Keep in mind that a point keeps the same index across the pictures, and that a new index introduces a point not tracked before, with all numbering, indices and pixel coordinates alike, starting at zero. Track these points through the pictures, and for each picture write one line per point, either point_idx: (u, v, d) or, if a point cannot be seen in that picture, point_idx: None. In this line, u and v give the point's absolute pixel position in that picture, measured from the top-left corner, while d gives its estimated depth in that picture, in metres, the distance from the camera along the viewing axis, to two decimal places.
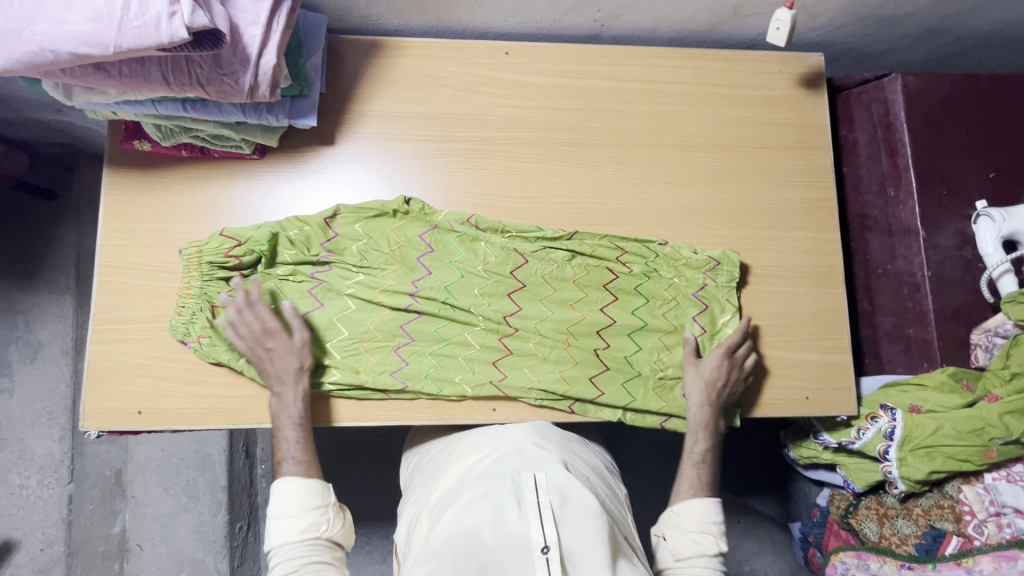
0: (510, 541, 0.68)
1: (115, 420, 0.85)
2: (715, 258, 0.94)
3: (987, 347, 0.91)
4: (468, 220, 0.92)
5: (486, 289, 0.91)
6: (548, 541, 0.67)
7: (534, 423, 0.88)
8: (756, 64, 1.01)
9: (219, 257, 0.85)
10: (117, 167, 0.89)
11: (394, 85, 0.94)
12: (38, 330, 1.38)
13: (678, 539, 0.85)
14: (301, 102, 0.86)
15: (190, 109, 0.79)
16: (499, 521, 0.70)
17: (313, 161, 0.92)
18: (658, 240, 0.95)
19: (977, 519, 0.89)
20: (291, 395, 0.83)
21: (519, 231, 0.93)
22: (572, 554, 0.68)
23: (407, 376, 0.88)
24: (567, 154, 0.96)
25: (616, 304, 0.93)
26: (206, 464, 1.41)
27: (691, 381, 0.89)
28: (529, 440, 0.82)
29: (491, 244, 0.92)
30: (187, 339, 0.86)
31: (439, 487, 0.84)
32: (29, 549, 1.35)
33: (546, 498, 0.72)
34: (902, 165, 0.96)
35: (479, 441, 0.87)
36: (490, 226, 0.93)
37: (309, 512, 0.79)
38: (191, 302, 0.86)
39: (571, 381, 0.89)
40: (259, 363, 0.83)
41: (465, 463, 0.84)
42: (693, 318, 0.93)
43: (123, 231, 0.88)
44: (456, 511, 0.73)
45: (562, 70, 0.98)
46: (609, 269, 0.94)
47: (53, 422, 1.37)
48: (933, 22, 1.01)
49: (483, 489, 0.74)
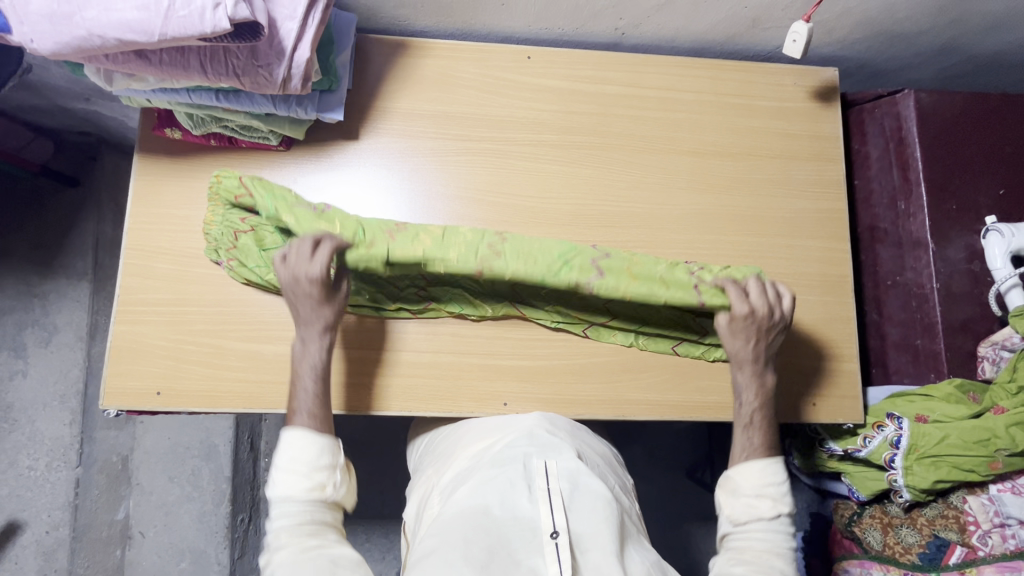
0: (519, 524, 0.70)
1: (134, 399, 0.87)
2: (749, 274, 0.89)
3: (994, 360, 0.91)
4: (476, 260, 0.82)
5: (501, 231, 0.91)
6: (557, 526, 0.69)
7: (547, 412, 0.90)
8: (773, 76, 1.03)
9: (231, 191, 0.87)
10: (148, 153, 0.92)
11: (417, 84, 0.97)
12: (55, 314, 1.40)
13: (735, 504, 0.81)
14: (329, 96, 0.88)
15: (224, 99, 0.82)
16: (508, 503, 0.72)
17: (337, 156, 0.94)
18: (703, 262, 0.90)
19: (981, 530, 0.90)
20: (312, 338, 0.83)
21: (530, 277, 0.82)
22: (581, 539, 0.69)
23: (433, 296, 0.91)
24: (585, 157, 0.98)
25: (614, 250, 0.86)
26: (211, 454, 1.42)
27: (729, 342, 0.87)
28: (542, 427, 0.84)
29: (494, 245, 0.83)
30: (221, 260, 0.89)
31: (450, 469, 0.85)
32: (34, 530, 1.36)
33: (557, 486, 0.74)
34: (913, 179, 0.98)
35: (490, 427, 0.87)
36: (494, 257, 0.82)
37: (316, 470, 0.77)
38: (214, 228, 0.89)
39: (588, 304, 0.92)
40: (292, 301, 0.82)
41: (476, 446, 0.85)
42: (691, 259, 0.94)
43: (151, 216, 0.91)
44: (468, 491, 0.75)
45: (582, 76, 1.00)
46: (621, 262, 0.85)
47: (65, 405, 1.39)
48: (947, 42, 1.04)
49: (495, 471, 0.76)
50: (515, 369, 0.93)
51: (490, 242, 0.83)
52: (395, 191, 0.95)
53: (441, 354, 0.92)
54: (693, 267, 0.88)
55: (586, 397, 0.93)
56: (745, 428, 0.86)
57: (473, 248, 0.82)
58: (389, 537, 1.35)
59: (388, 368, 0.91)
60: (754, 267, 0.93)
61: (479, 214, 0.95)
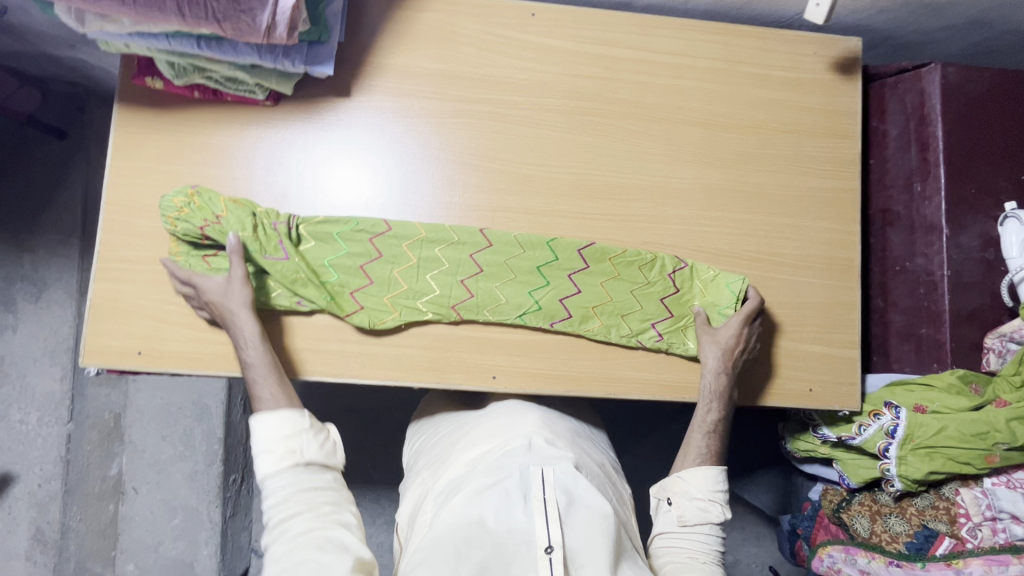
0: (514, 537, 0.71)
1: (115, 358, 0.85)
2: (722, 288, 0.93)
3: (1000, 352, 0.89)
4: (450, 307, 0.88)
5: (489, 257, 0.90)
6: (552, 541, 0.70)
7: (545, 415, 0.91)
8: (791, 44, 0.97)
9: (194, 232, 0.84)
10: (128, 103, 0.88)
11: (413, 39, 0.91)
12: (44, 270, 1.38)
13: (689, 505, 0.86)
14: (319, 49, 0.83)
15: (205, 47, 0.77)
16: (504, 514, 0.73)
17: (325, 117, 0.90)
18: (672, 291, 0.93)
19: (971, 522, 0.88)
20: (246, 322, 0.81)
21: (500, 319, 0.89)
22: (575, 555, 0.71)
23: (399, 301, 0.88)
24: (588, 124, 0.94)
25: (588, 281, 0.91)
26: (203, 415, 1.42)
27: (707, 350, 0.89)
28: (540, 435, 0.84)
29: (468, 287, 0.89)
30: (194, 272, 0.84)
31: (444, 473, 0.86)
32: (27, 483, 1.38)
33: (553, 496, 0.75)
34: (932, 160, 0.93)
35: (486, 431, 0.88)
36: (466, 301, 0.89)
37: (287, 442, 0.79)
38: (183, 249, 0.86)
39: (573, 309, 0.90)
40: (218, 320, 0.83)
41: (472, 452, 0.85)
42: (670, 275, 0.92)
43: (132, 170, 0.87)
44: (463, 500, 0.76)
45: (588, 36, 0.94)
46: (587, 302, 0.91)
47: (56, 361, 1.38)
48: (980, 13, 0.97)
49: (491, 480, 0.77)
50: (506, 343, 0.90)
51: (464, 283, 0.89)
52: (370, 195, 0.90)
53: (431, 325, 0.89)
54: (665, 296, 0.92)
55: (578, 373, 0.91)
56: (704, 435, 0.89)
57: (449, 293, 0.89)
58: (380, 503, 1.37)
59: (376, 337, 0.89)
60: (734, 296, 0.92)
61: (476, 180, 0.91)
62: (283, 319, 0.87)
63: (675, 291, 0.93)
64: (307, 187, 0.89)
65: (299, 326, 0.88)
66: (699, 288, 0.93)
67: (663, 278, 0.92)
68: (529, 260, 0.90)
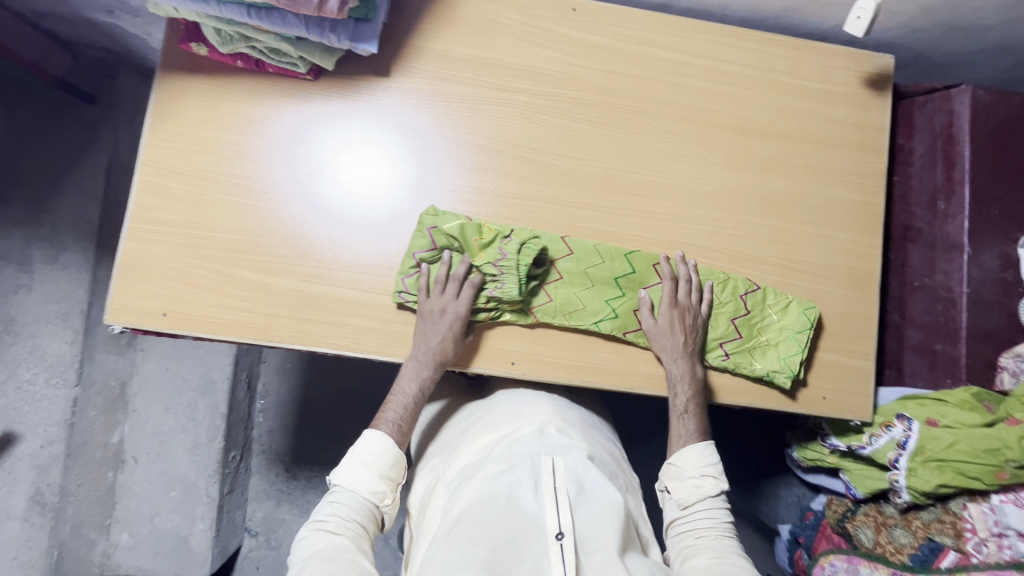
0: (525, 522, 0.72)
1: (140, 317, 0.86)
2: (791, 307, 0.94)
3: (1014, 371, 0.91)
4: (529, 308, 0.89)
5: (569, 267, 0.91)
6: (563, 528, 0.71)
7: (557, 404, 0.92)
8: (826, 57, 0.99)
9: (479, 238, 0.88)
10: (171, 68, 0.89)
11: (457, 25, 0.92)
12: (63, 232, 1.38)
13: (683, 486, 0.87)
14: (364, 26, 0.84)
15: (254, 16, 0.77)
16: (515, 500, 0.74)
17: (366, 94, 0.91)
18: (742, 309, 0.93)
19: (977, 537, 0.89)
20: (429, 370, 0.86)
21: (576, 325, 0.90)
22: (586, 542, 0.71)
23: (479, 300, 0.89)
24: (620, 121, 0.95)
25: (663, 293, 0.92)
26: (209, 389, 1.43)
27: (660, 343, 0.89)
28: (552, 424, 0.85)
29: (548, 291, 0.90)
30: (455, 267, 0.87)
31: (456, 459, 0.86)
32: (30, 444, 1.35)
33: (563, 485, 0.75)
34: (958, 179, 0.95)
35: (499, 418, 0.89)
36: (546, 304, 0.89)
37: (383, 480, 0.83)
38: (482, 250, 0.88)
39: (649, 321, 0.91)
40: (422, 329, 0.86)
41: (484, 439, 0.86)
42: (742, 296, 0.93)
43: (171, 133, 0.88)
44: (474, 486, 0.76)
45: (627, 35, 0.96)
46: None
47: (67, 323, 1.37)
48: (1011, 39, 0.99)
49: (502, 466, 0.77)
50: (525, 330, 0.91)
51: (545, 287, 0.90)
52: (401, 174, 0.91)
53: None
54: (735, 315, 0.93)
55: (595, 365, 0.92)
56: (680, 418, 0.88)
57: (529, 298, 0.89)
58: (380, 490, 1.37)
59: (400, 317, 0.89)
60: (807, 321, 0.92)
61: (507, 168, 0.92)
62: (309, 292, 0.88)
63: (746, 312, 0.93)
64: (340, 162, 0.90)
65: (322, 300, 0.88)
66: (771, 311, 0.94)
67: (735, 297, 0.93)
68: (607, 269, 0.91)
